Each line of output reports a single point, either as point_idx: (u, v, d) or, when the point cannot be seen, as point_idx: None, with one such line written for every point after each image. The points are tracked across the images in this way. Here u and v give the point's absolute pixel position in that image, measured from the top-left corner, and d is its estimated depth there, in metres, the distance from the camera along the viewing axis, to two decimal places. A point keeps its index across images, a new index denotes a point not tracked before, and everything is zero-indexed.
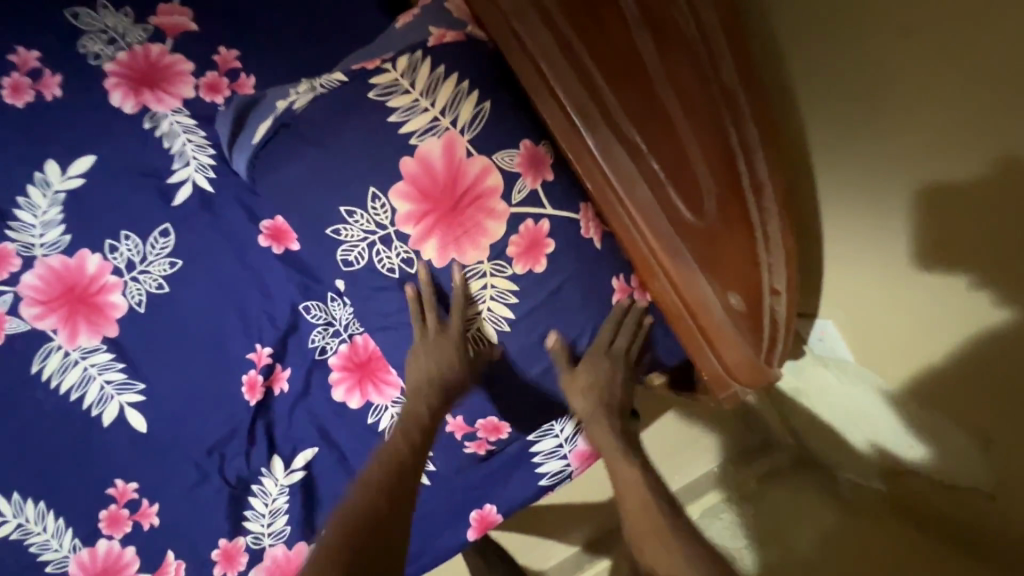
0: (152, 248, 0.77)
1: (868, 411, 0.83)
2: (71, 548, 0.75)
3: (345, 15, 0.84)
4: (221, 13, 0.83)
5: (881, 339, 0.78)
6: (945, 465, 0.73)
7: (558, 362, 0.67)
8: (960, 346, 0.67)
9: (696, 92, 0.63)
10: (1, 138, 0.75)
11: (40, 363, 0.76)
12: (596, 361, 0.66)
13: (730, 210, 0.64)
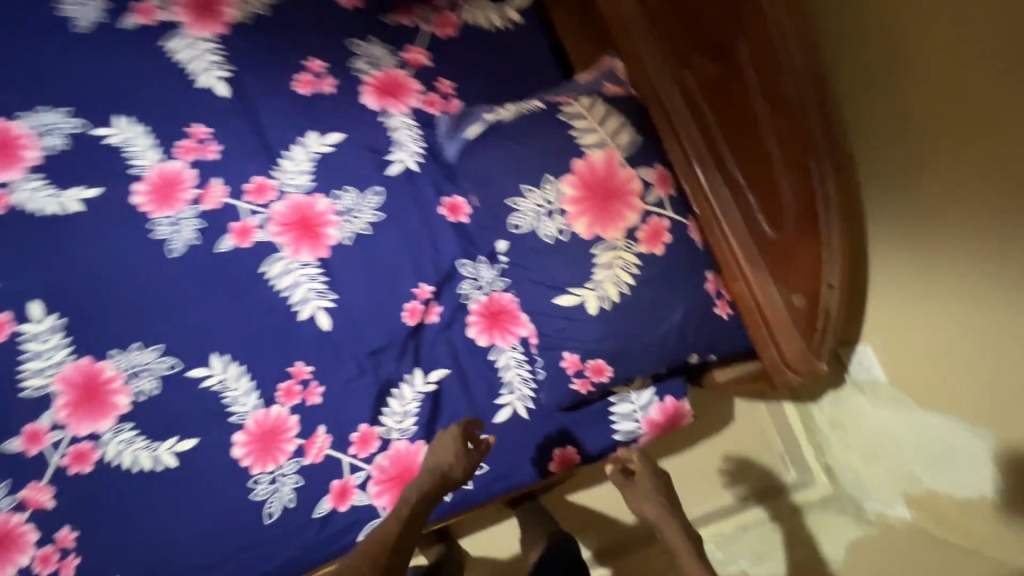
0: (365, 201, 1.06)
1: (892, 431, 1.08)
2: (254, 405, 1.00)
3: (533, 68, 1.15)
4: (446, 46, 1.14)
5: (909, 360, 1.03)
6: (953, 475, 0.99)
7: (622, 479, 0.97)
8: (975, 368, 0.93)
9: (788, 120, 0.79)
10: (288, 113, 1.10)
11: (267, 266, 1.04)
12: (650, 472, 0.96)
13: (807, 221, 0.81)
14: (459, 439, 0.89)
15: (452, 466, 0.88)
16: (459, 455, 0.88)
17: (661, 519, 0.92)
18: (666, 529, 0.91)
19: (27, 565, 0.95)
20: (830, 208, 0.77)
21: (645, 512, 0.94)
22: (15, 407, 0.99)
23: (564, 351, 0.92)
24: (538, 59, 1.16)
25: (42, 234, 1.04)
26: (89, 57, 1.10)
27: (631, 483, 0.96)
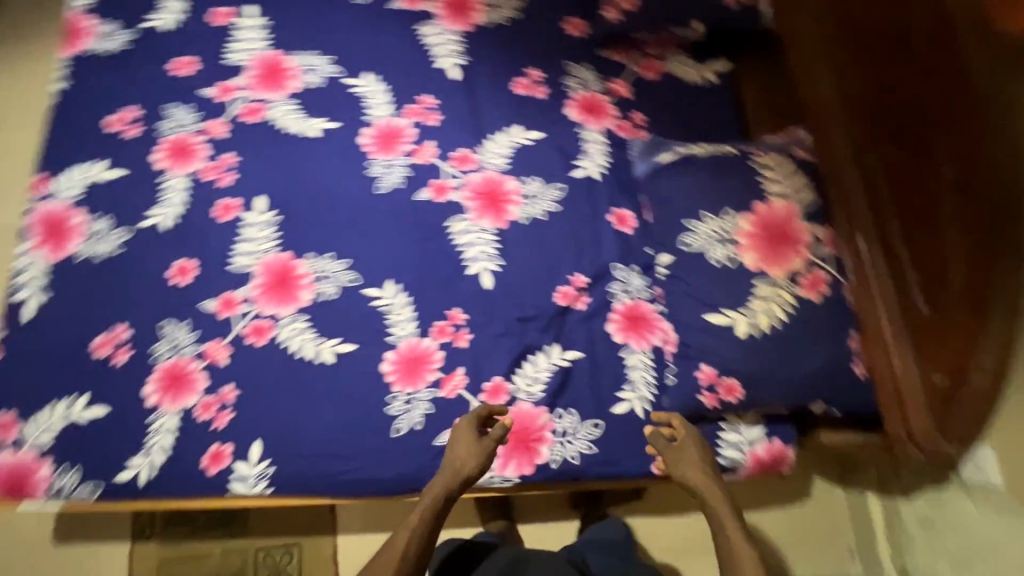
0: (547, 192, 1.21)
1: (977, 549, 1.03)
2: (410, 332, 1.13)
3: (719, 120, 1.28)
4: (647, 86, 1.30)
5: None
6: None
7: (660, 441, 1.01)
8: None
9: (975, 210, 0.84)
10: (503, 106, 1.28)
11: (451, 222, 1.20)
12: (687, 442, 0.99)
13: (965, 309, 0.86)
14: (468, 438, 0.99)
15: (467, 465, 0.97)
16: (473, 446, 0.99)
17: (700, 483, 0.94)
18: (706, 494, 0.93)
19: (192, 407, 1.10)
20: (998, 300, 0.82)
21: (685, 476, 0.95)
22: (222, 277, 1.17)
23: (701, 364, 1.02)
24: (725, 113, 1.29)
25: (283, 148, 1.26)
26: (359, 23, 1.34)
27: (672, 448, 0.99)
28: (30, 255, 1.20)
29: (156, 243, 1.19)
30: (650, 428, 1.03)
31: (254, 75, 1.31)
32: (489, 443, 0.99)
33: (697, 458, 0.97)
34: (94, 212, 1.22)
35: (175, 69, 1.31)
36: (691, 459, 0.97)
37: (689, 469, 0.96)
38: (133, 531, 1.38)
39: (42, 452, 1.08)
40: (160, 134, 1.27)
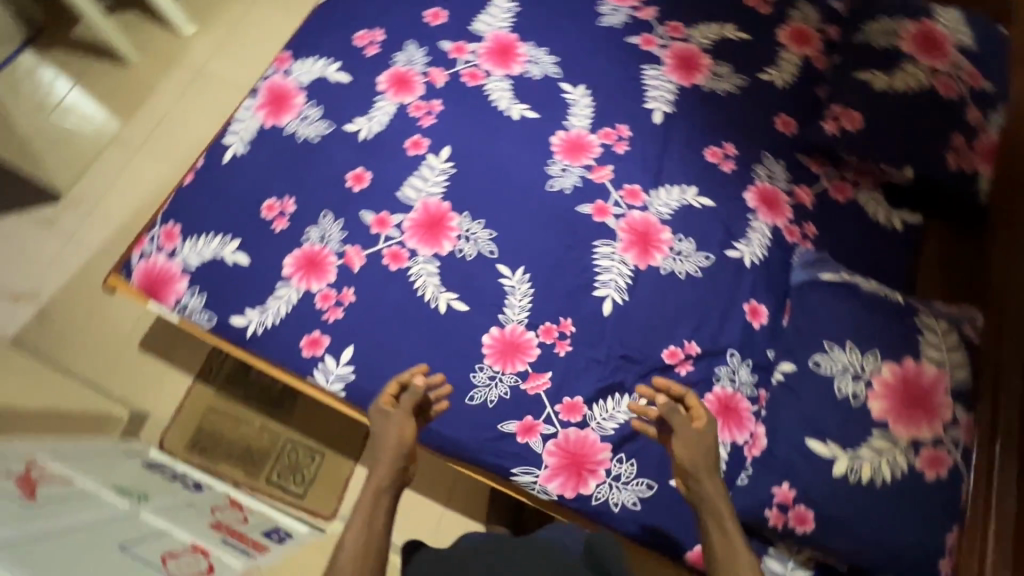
0: (696, 256, 1.24)
1: None
2: (519, 320, 1.18)
3: (889, 266, 1.26)
4: (831, 205, 1.30)
5: None
6: None
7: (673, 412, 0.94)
8: None
9: None
10: (689, 164, 1.33)
11: (599, 243, 1.25)
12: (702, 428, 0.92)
13: None
14: (383, 407, 0.99)
15: (395, 437, 0.96)
16: (388, 431, 0.97)
17: (704, 471, 0.90)
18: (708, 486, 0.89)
19: (313, 292, 1.19)
20: None
21: (687, 460, 0.90)
22: (386, 197, 1.27)
23: (784, 481, 1.01)
24: (897, 263, 1.26)
25: (484, 115, 1.35)
26: (594, 42, 1.44)
27: (686, 427, 0.92)
28: (250, 112, 1.36)
29: (346, 145, 1.32)
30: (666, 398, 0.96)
31: (489, 47, 1.42)
32: (404, 408, 0.99)
33: (703, 445, 0.91)
34: (312, 100, 1.36)
35: (429, 16, 1.46)
36: (698, 444, 0.91)
37: (696, 455, 0.90)
38: (201, 370, 1.51)
39: (185, 269, 1.22)
40: (391, 61, 1.41)
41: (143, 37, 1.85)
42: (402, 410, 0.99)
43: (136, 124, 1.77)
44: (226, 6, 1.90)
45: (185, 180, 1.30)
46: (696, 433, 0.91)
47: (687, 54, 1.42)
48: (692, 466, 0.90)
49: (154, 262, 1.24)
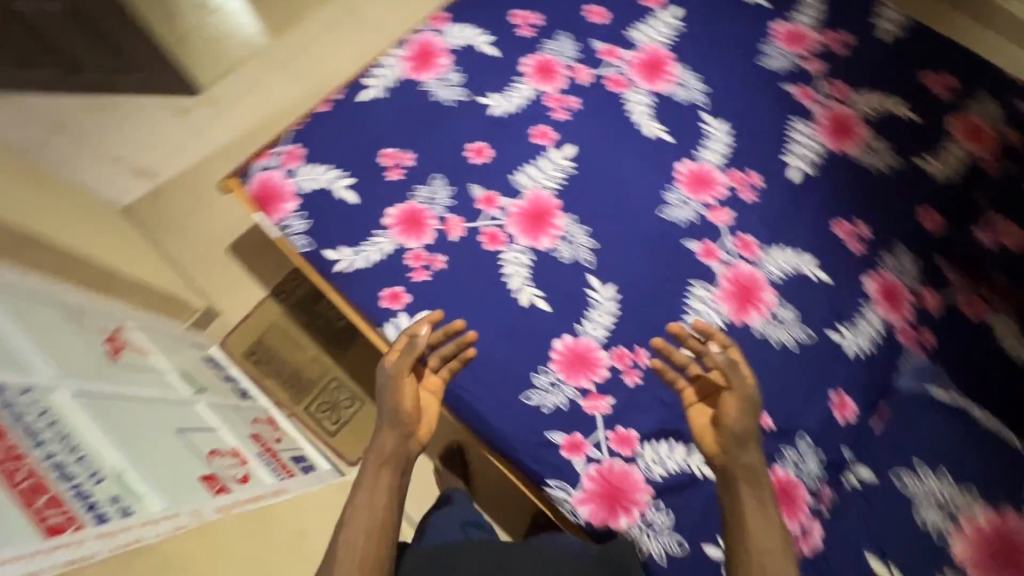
0: (795, 328, 1.17)
1: None
2: (595, 336, 1.15)
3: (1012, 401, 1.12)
4: (959, 317, 1.19)
5: None
6: None
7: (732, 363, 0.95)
8: None
9: None
10: (813, 231, 1.25)
11: (696, 284, 1.20)
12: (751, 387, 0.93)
13: None
14: (386, 368, 0.98)
15: (398, 401, 0.96)
16: (392, 398, 0.96)
17: (749, 437, 0.90)
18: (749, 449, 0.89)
19: (407, 249, 1.20)
20: None
21: (738, 426, 0.91)
22: (499, 177, 1.27)
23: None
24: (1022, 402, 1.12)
25: (617, 124, 1.32)
26: (748, 81, 1.38)
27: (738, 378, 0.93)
28: (395, 60, 1.38)
29: (475, 116, 1.32)
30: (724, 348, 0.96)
31: (641, 58, 1.39)
32: (403, 369, 0.97)
33: (752, 410, 0.92)
34: (456, 65, 1.37)
35: (590, 11, 1.43)
36: (749, 408, 0.91)
37: (745, 418, 0.91)
38: (275, 287, 1.57)
39: (298, 191, 1.24)
40: (541, 47, 1.39)
41: None
42: (403, 369, 0.97)
43: (283, 42, 1.85)
44: None
45: (320, 109, 1.33)
46: (749, 396, 0.92)
47: (843, 119, 1.34)
48: (740, 431, 0.90)
49: (271, 177, 1.26)
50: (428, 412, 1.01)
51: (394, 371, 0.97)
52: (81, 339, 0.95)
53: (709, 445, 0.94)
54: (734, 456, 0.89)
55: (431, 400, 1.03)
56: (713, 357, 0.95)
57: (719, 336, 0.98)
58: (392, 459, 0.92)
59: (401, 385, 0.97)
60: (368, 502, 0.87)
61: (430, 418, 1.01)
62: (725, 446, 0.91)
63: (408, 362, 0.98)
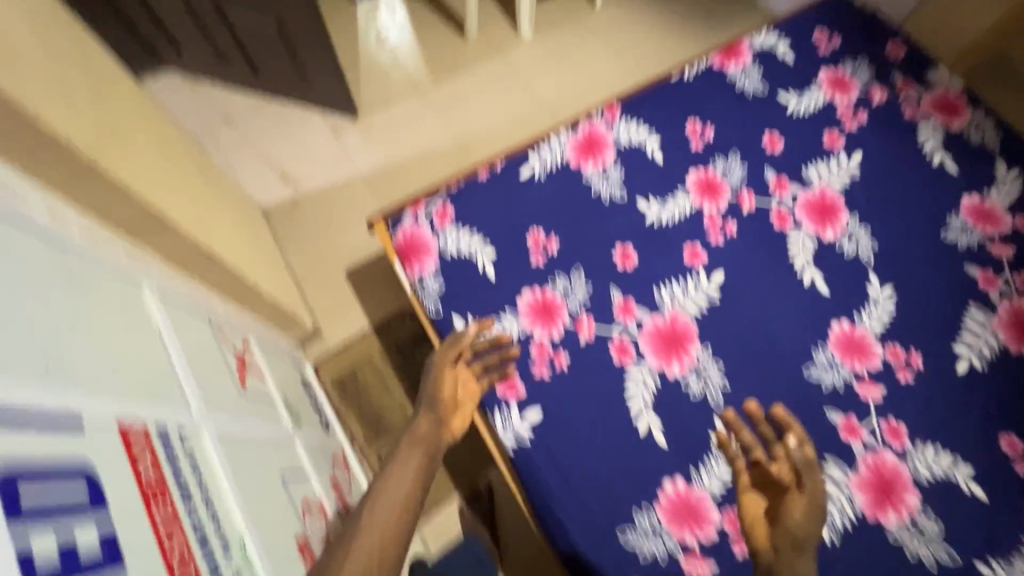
0: (936, 544, 1.04)
1: None
2: (710, 488, 1.06)
3: None
4: None
5: None
6: None
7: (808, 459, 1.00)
8: None
9: None
10: (977, 438, 1.11)
11: (832, 462, 1.09)
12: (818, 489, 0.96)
13: None
14: (433, 361, 1.13)
15: (436, 390, 1.09)
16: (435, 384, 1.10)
17: (809, 536, 0.91)
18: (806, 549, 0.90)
19: (533, 338, 1.17)
20: None
21: (800, 530, 0.92)
22: (642, 287, 1.22)
23: None
24: None
25: (774, 264, 1.26)
26: (926, 250, 1.28)
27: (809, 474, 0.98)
28: (562, 143, 1.37)
29: (629, 218, 1.29)
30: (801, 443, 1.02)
31: (812, 198, 1.32)
32: (446, 360, 1.12)
33: (817, 513, 0.94)
34: (620, 162, 1.35)
35: (767, 139, 1.39)
36: (813, 514, 0.94)
37: (814, 519, 0.93)
38: (379, 321, 1.58)
39: (441, 251, 1.24)
40: (709, 162, 1.36)
41: (488, 24, 2.03)
42: (445, 361, 1.12)
43: (445, 87, 1.92)
44: (565, 28, 2.05)
45: (479, 174, 1.33)
46: (817, 504, 0.95)
47: None
48: (802, 534, 0.91)
49: (419, 231, 1.26)
50: (462, 410, 1.10)
51: (438, 365, 1.12)
52: (222, 362, 0.96)
53: (759, 538, 0.95)
54: (789, 558, 0.89)
55: (468, 402, 1.12)
56: (787, 448, 1.02)
57: (796, 430, 1.04)
58: (419, 441, 0.99)
59: (440, 378, 1.10)
60: (396, 474, 0.91)
61: (465, 414, 1.10)
62: (780, 544, 0.91)
63: (449, 356, 1.12)
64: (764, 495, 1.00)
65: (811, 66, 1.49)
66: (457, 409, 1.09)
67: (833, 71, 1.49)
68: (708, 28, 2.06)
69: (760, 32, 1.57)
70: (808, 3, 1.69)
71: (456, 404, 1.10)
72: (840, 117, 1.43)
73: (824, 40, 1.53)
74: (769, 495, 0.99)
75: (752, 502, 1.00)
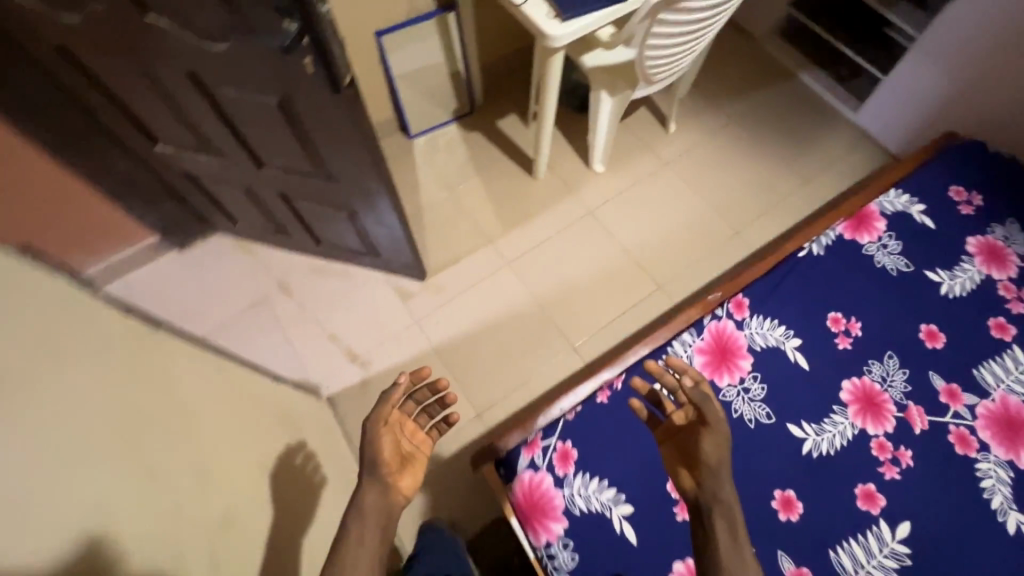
0: None
1: None
2: None
3: None
4: None
5: None
6: None
7: (699, 390, 0.95)
8: None
9: None
10: None
11: None
12: (719, 433, 0.91)
13: None
14: (367, 419, 1.06)
15: (376, 449, 1.03)
16: (373, 438, 1.04)
17: (724, 473, 0.87)
18: (718, 479, 0.86)
19: None
20: None
21: (712, 457, 0.88)
22: (813, 549, 1.03)
23: None
24: None
25: (967, 507, 1.05)
26: None
27: (705, 401, 0.93)
28: (686, 349, 1.20)
29: (784, 451, 1.10)
30: (693, 383, 0.96)
31: (994, 412, 1.13)
32: (381, 418, 1.06)
33: (725, 443, 0.91)
34: (760, 374, 1.17)
35: (925, 333, 1.21)
36: (724, 445, 0.90)
37: (720, 452, 0.89)
38: (471, 536, 1.41)
39: (569, 509, 1.04)
40: (864, 369, 1.17)
41: (556, 162, 1.90)
42: (383, 416, 1.07)
43: (516, 235, 1.78)
44: (638, 158, 1.91)
45: (599, 396, 1.15)
46: (723, 434, 0.91)
47: None
48: (715, 463, 0.87)
49: (538, 480, 1.07)
50: (415, 465, 1.10)
51: (376, 419, 1.06)
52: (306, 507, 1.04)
53: (684, 482, 0.89)
54: (711, 489, 0.85)
55: (417, 452, 1.13)
56: (685, 391, 0.96)
57: (693, 373, 0.99)
58: (371, 510, 0.95)
59: (380, 434, 1.05)
60: (355, 552, 0.88)
61: (415, 466, 1.10)
62: (700, 477, 0.87)
63: (383, 412, 1.07)
64: (679, 442, 0.95)
65: (955, 232, 1.32)
66: (407, 466, 1.09)
67: (981, 238, 1.31)
68: (790, 152, 1.92)
69: (883, 190, 1.41)
70: (926, 148, 1.53)
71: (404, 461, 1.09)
72: (1004, 299, 1.25)
73: (962, 198, 1.37)
74: (682, 439, 0.95)
75: (674, 449, 0.96)
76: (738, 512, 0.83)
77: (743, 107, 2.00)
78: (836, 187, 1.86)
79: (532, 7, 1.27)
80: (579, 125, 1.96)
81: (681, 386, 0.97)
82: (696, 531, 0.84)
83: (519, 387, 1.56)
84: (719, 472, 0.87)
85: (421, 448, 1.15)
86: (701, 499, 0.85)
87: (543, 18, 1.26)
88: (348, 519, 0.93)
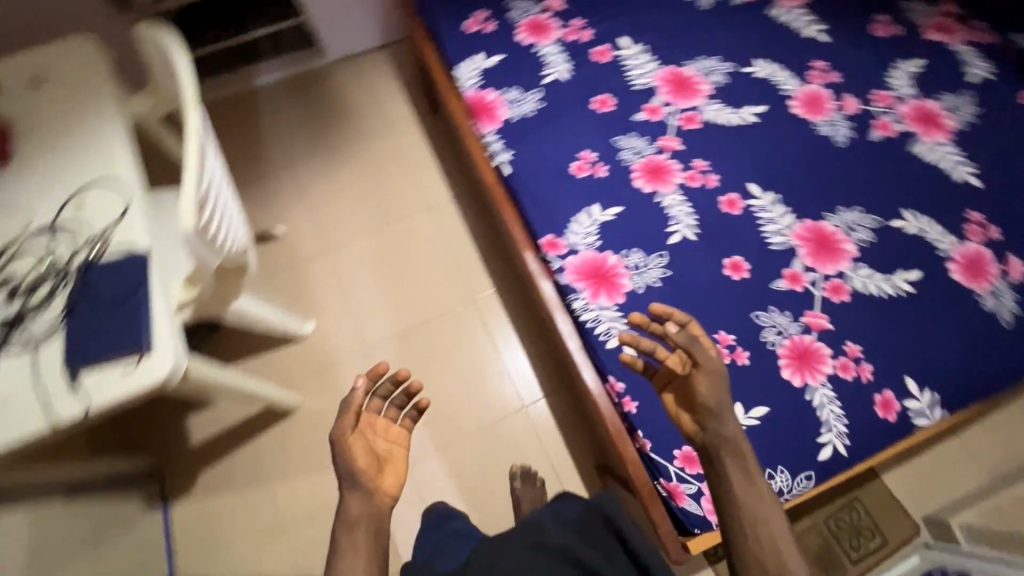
0: (963, 101, 1.39)
1: None
2: (953, 242, 1.25)
3: None
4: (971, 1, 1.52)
5: None
6: None
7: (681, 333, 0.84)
8: None
9: None
10: (881, 49, 1.46)
11: (913, 147, 1.35)
12: (714, 375, 0.84)
13: None
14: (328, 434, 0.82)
15: (347, 458, 0.80)
16: (336, 435, 0.82)
17: (726, 411, 0.84)
18: (721, 419, 0.83)
19: (833, 374, 1.14)
20: None
21: (713, 401, 0.83)
22: (767, 259, 1.24)
23: None
24: None
25: (739, 141, 1.37)
26: (721, 26, 1.51)
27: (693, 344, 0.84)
28: (591, 306, 1.19)
29: (690, 253, 1.25)
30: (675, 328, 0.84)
31: (671, 91, 1.42)
32: (347, 424, 0.82)
33: (722, 377, 0.85)
34: (623, 249, 1.24)
35: (600, 107, 1.40)
36: (720, 382, 0.85)
37: (720, 391, 0.84)
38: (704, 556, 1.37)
39: None
40: (627, 164, 1.33)
41: (285, 375, 1.52)
42: (345, 424, 0.82)
43: None
44: (307, 277, 1.63)
45: (632, 409, 1.11)
46: (719, 369, 0.85)
47: None
48: (715, 406, 0.83)
49: None
50: (396, 461, 0.83)
51: (339, 429, 0.82)
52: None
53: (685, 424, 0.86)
54: (716, 434, 0.83)
55: (395, 448, 0.84)
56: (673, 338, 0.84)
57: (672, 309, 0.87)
58: (359, 523, 0.77)
59: (348, 440, 0.81)
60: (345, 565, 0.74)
61: (398, 462, 0.83)
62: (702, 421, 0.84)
63: (347, 417, 0.82)
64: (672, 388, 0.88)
65: (510, 42, 1.46)
66: (386, 464, 0.83)
67: (520, 29, 1.48)
68: (346, 124, 1.81)
69: (452, 78, 1.46)
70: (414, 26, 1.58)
71: (381, 460, 0.83)
72: (577, 40, 1.48)
73: (477, 24, 1.49)
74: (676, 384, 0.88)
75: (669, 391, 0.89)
76: (741, 440, 0.84)
77: (276, 151, 1.77)
78: (399, 99, 1.85)
79: (100, 392, 0.82)
80: (240, 334, 1.55)
81: (665, 332, 0.85)
82: (707, 472, 0.85)
83: (555, 478, 1.44)
84: (721, 413, 0.83)
85: (401, 440, 0.86)
86: (707, 443, 0.84)
87: (129, 379, 0.83)
88: (336, 533, 0.77)
